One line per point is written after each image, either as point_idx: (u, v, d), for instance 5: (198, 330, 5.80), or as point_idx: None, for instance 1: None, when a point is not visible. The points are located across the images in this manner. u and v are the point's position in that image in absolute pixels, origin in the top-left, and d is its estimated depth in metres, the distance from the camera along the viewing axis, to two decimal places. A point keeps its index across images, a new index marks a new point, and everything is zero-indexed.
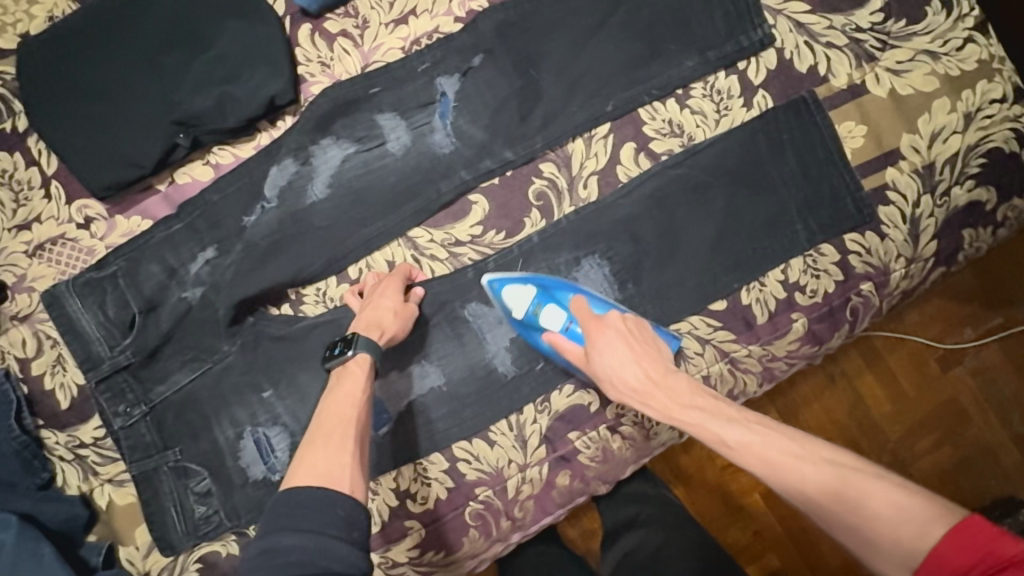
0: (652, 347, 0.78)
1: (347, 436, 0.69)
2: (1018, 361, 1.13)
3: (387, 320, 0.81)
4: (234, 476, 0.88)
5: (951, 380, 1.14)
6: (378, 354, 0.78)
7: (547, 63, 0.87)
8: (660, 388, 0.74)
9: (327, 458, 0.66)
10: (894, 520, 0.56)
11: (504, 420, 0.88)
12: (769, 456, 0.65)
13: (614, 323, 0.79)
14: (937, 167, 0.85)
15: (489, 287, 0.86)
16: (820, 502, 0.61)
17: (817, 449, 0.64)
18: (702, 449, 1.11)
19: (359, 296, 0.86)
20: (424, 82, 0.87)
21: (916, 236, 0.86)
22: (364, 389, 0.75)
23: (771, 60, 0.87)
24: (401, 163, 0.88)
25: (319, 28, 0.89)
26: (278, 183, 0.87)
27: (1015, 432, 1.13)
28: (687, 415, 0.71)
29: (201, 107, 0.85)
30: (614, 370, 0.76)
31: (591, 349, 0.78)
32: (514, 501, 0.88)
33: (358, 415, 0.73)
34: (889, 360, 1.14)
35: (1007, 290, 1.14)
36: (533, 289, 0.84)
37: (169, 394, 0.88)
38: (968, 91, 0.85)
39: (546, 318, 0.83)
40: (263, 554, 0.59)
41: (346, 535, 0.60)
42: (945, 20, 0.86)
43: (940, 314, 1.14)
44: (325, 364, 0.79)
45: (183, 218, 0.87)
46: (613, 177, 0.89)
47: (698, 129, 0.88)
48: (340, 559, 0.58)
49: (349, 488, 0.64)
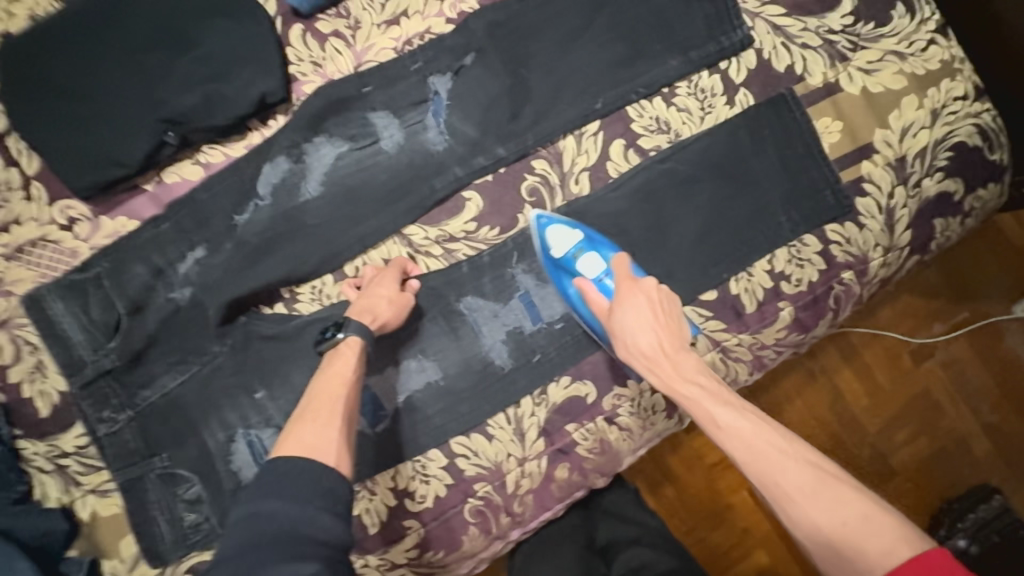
0: (673, 321, 0.77)
1: (334, 413, 0.70)
2: (985, 353, 1.19)
3: (381, 306, 0.82)
4: (225, 481, 0.86)
5: (924, 375, 1.19)
6: (369, 337, 0.79)
7: (537, 63, 0.89)
8: (669, 359, 0.73)
9: (315, 431, 0.67)
10: (861, 533, 0.56)
11: (501, 414, 0.88)
12: (756, 445, 0.64)
13: (648, 287, 0.78)
14: (908, 160, 0.90)
15: (535, 221, 0.88)
16: (793, 497, 0.60)
17: (802, 450, 0.64)
18: (692, 448, 1.13)
19: (357, 288, 0.87)
20: (416, 81, 0.88)
21: (892, 226, 0.90)
22: (355, 370, 0.76)
23: (750, 60, 0.91)
24: (395, 160, 0.88)
25: (310, 28, 0.89)
26: (271, 182, 0.87)
27: (986, 423, 1.18)
28: (688, 389, 0.70)
29: (190, 106, 0.84)
30: (631, 332, 0.76)
31: (617, 306, 0.78)
32: (513, 496, 0.87)
33: (347, 395, 0.73)
34: (866, 355, 1.19)
35: (972, 285, 1.21)
36: (579, 235, 0.86)
37: (156, 398, 0.86)
38: (933, 89, 0.91)
39: (584, 264, 0.85)
40: (246, 519, 0.59)
41: (330, 507, 0.60)
42: (910, 23, 0.91)
43: (911, 310, 1.20)
44: (318, 347, 0.81)
45: (171, 218, 0.86)
46: (603, 172, 0.91)
47: (684, 125, 0.91)
48: (322, 529, 0.58)
49: (335, 461, 0.64)
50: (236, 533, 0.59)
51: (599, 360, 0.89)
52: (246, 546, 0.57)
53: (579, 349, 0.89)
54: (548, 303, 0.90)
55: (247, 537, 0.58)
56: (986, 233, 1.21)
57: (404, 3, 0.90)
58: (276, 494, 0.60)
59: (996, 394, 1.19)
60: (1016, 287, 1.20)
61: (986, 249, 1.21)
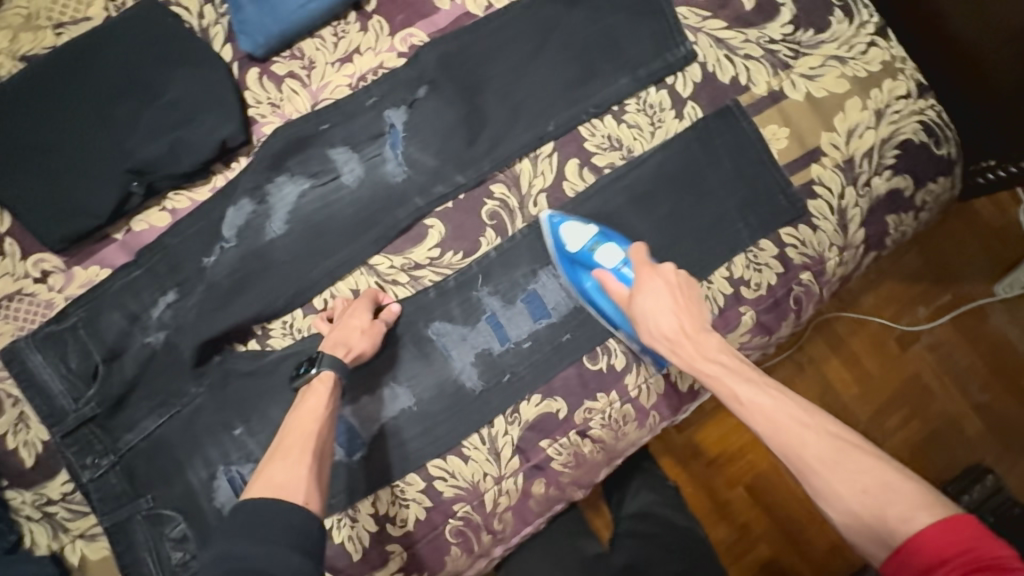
0: (693, 302, 0.79)
1: (306, 450, 0.72)
2: (968, 334, 1.22)
3: (354, 337, 0.84)
4: (209, 517, 0.87)
5: (911, 359, 1.21)
6: (342, 371, 0.81)
7: (489, 90, 0.92)
8: (691, 341, 0.75)
9: (286, 470, 0.70)
10: (883, 498, 0.59)
11: (475, 435, 0.90)
12: (778, 420, 0.66)
13: (666, 273, 0.80)
14: (856, 161, 0.92)
15: (548, 222, 0.90)
16: (815, 468, 0.62)
17: (825, 422, 0.65)
18: (684, 447, 1.18)
19: (328, 321, 0.88)
20: (373, 115, 0.91)
21: (845, 226, 0.92)
22: (326, 406, 0.78)
23: (696, 73, 0.93)
24: (357, 194, 0.90)
25: (267, 71, 0.91)
26: (235, 224, 0.88)
27: (976, 402, 1.20)
28: (711, 368, 0.72)
29: (154, 154, 0.86)
30: (652, 317, 0.78)
31: (637, 293, 0.80)
32: (492, 515, 0.89)
33: (319, 430, 0.76)
34: (852, 343, 1.22)
35: (953, 266, 1.23)
36: (594, 228, 0.89)
37: (138, 440, 0.88)
38: (876, 90, 0.93)
39: (602, 255, 0.87)
40: (217, 559, 0.60)
41: (300, 544, 0.62)
42: (849, 27, 0.94)
43: (893, 296, 1.22)
44: (293, 384, 0.84)
45: (142, 264, 0.88)
46: (560, 192, 0.93)
47: (635, 141, 0.93)
48: (291, 568, 0.59)
49: (303, 499, 0.67)
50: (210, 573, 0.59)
51: (569, 376, 0.91)
52: None
53: (549, 366, 0.91)
54: (516, 323, 0.92)
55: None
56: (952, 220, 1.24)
57: (356, 40, 0.92)
58: (241, 534, 0.62)
59: (985, 372, 1.21)
60: (994, 268, 1.23)
61: (959, 235, 1.24)
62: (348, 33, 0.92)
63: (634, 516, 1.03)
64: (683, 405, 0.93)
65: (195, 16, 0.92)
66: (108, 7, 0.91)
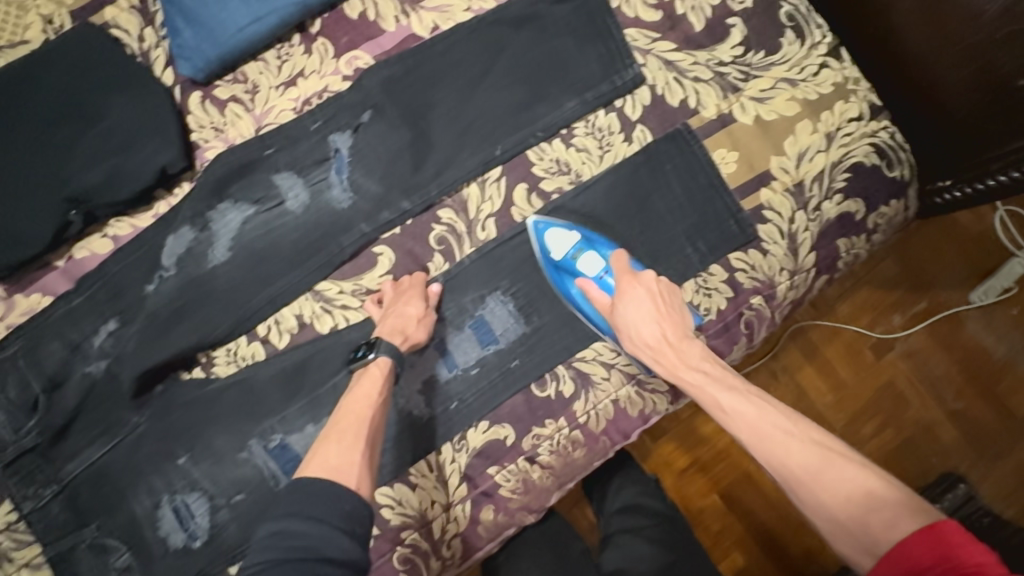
0: (674, 311, 0.84)
1: (359, 435, 0.74)
2: (943, 341, 1.21)
3: (411, 326, 0.85)
4: (154, 546, 0.87)
5: (884, 367, 1.21)
6: (398, 358, 0.83)
7: (435, 114, 0.90)
8: (674, 349, 0.80)
9: (340, 454, 0.72)
10: (864, 505, 0.60)
11: (423, 461, 0.89)
12: (761, 428, 0.70)
13: (647, 282, 0.85)
14: (806, 185, 0.91)
15: (533, 229, 0.90)
16: (797, 476, 0.65)
17: (808, 431, 0.68)
18: (659, 456, 1.18)
19: (379, 305, 0.89)
20: (318, 140, 0.90)
21: (795, 250, 0.91)
22: (380, 391, 0.79)
23: (644, 96, 0.92)
24: (302, 220, 0.89)
25: (209, 95, 0.90)
26: (175, 251, 0.87)
27: (951, 409, 1.20)
28: (693, 376, 0.78)
29: (93, 182, 0.85)
30: (634, 325, 0.83)
31: (619, 301, 0.84)
32: (441, 541, 0.89)
33: (373, 417, 0.77)
34: (827, 351, 1.21)
35: (928, 274, 1.23)
36: (577, 235, 0.89)
37: (81, 470, 0.87)
38: (827, 112, 0.92)
39: (584, 263, 0.88)
40: (273, 536, 0.62)
41: (349, 529, 0.64)
42: (800, 49, 0.93)
43: (869, 304, 1.22)
44: (349, 365, 0.85)
45: (84, 292, 0.87)
46: (509, 217, 0.92)
47: (584, 165, 0.92)
48: (342, 550, 0.61)
49: (356, 485, 0.68)
50: (264, 550, 0.62)
51: (516, 403, 0.90)
52: (272, 563, 0.60)
53: (497, 393, 0.90)
54: (463, 349, 0.91)
55: (274, 554, 0.61)
56: (923, 231, 1.24)
57: (300, 63, 0.91)
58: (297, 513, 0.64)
59: (959, 380, 1.20)
60: (970, 276, 1.22)
61: (933, 245, 1.24)
62: (292, 56, 0.91)
63: (624, 510, 1.01)
64: (634, 432, 0.92)
65: (136, 40, 0.91)
66: (46, 31, 0.90)
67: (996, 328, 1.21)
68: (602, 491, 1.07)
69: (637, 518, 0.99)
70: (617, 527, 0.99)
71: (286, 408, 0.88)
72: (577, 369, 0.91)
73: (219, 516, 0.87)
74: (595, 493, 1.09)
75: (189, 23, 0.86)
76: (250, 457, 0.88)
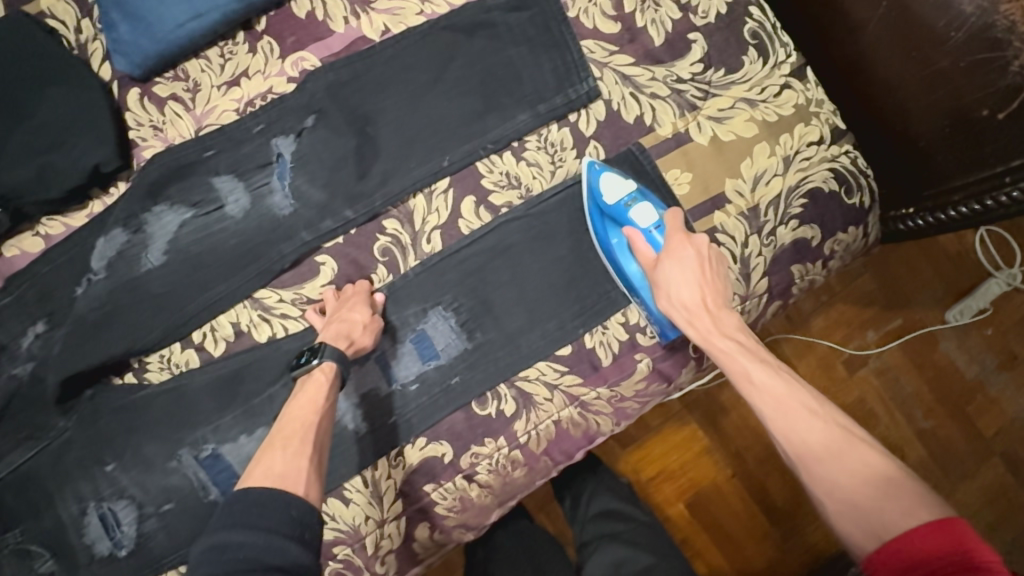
0: (719, 279, 0.80)
1: (306, 440, 0.72)
2: (916, 360, 1.20)
3: (357, 331, 0.82)
4: (78, 554, 0.85)
5: (855, 383, 1.19)
6: (343, 364, 0.80)
7: (382, 121, 0.88)
8: (710, 314, 0.77)
9: (286, 460, 0.69)
10: (880, 490, 0.57)
11: (358, 477, 0.87)
12: (787, 403, 0.67)
13: (699, 245, 0.81)
14: (761, 210, 0.89)
15: (589, 168, 0.88)
16: (815, 453, 0.63)
17: (834, 415, 0.66)
18: (628, 463, 1.16)
19: (321, 314, 0.87)
20: (260, 143, 0.87)
21: (747, 275, 0.89)
22: (325, 397, 0.77)
23: (600, 111, 0.90)
24: (241, 225, 0.87)
25: (148, 93, 0.87)
26: (106, 254, 0.85)
27: (921, 428, 1.18)
28: (725, 343, 0.75)
29: (20, 180, 0.81)
30: (674, 285, 0.80)
31: (665, 258, 0.81)
32: (374, 557, 0.86)
33: (319, 422, 0.75)
34: (800, 366, 1.20)
35: (904, 292, 1.21)
36: (633, 185, 0.86)
37: (4, 475, 0.85)
38: (786, 135, 0.90)
39: (637, 213, 0.85)
40: (211, 550, 0.59)
41: (297, 535, 0.62)
42: (762, 68, 0.91)
43: (843, 319, 1.20)
44: (292, 372, 0.82)
45: (12, 292, 0.85)
46: (455, 230, 0.89)
47: (534, 180, 0.90)
48: (289, 558, 0.59)
49: (303, 491, 0.66)
50: (202, 562, 0.59)
51: (455, 420, 0.88)
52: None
53: (437, 410, 0.88)
54: (404, 363, 0.89)
55: (211, 566, 0.58)
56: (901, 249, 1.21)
57: (244, 62, 0.88)
58: (234, 525, 0.61)
59: (930, 399, 1.19)
60: (947, 296, 1.20)
61: (910, 263, 1.21)
62: (235, 55, 0.88)
63: (599, 517, 0.99)
64: (576, 452, 0.90)
65: (72, 31, 0.87)
66: None
67: (969, 349, 1.19)
68: (576, 496, 1.05)
69: (624, 520, 0.97)
70: (594, 534, 0.96)
71: (219, 418, 0.86)
72: (519, 389, 0.88)
73: (146, 525, 0.85)
74: (568, 498, 1.06)
75: (126, 17, 0.83)
76: (180, 466, 0.86)
